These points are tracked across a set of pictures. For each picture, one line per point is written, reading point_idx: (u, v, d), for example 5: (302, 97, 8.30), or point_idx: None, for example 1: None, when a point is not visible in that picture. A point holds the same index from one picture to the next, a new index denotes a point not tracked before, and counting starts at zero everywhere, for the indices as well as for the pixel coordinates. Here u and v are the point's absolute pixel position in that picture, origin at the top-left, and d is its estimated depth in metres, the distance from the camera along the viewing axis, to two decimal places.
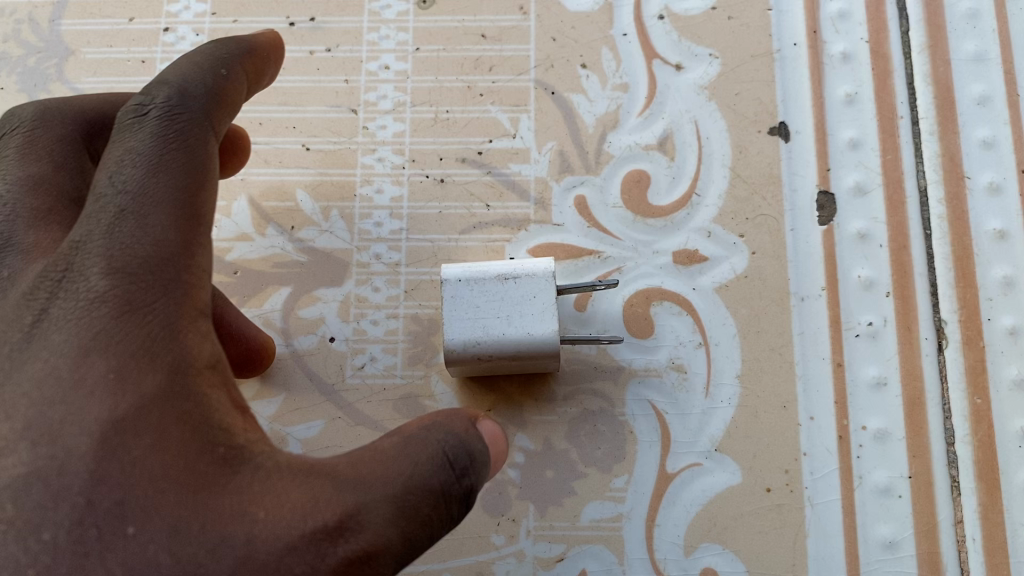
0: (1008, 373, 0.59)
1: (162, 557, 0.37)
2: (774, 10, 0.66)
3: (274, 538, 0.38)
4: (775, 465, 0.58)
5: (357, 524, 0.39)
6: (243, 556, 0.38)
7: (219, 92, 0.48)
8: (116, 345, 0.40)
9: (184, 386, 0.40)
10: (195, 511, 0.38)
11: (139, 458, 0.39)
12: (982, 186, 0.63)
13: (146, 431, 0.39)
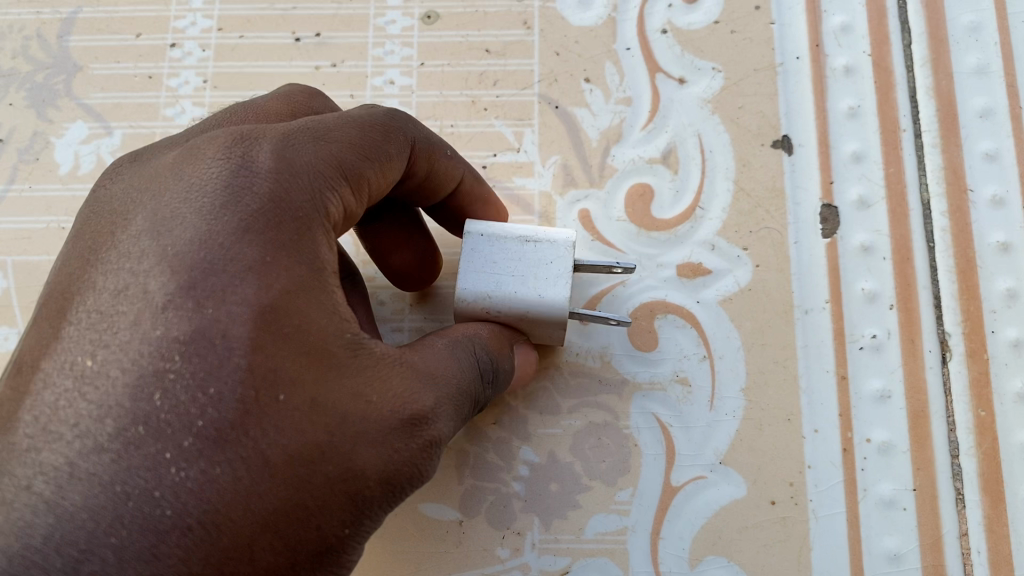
0: (1012, 385, 0.59)
1: (304, 424, 0.41)
2: (777, 24, 0.67)
3: (384, 418, 0.43)
4: (780, 478, 0.58)
5: (435, 416, 0.45)
6: (361, 430, 0.42)
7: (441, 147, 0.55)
8: (272, 232, 0.43)
9: (321, 282, 0.44)
10: (328, 387, 0.42)
11: (288, 352, 0.41)
12: (985, 199, 0.63)
13: (294, 315, 0.42)
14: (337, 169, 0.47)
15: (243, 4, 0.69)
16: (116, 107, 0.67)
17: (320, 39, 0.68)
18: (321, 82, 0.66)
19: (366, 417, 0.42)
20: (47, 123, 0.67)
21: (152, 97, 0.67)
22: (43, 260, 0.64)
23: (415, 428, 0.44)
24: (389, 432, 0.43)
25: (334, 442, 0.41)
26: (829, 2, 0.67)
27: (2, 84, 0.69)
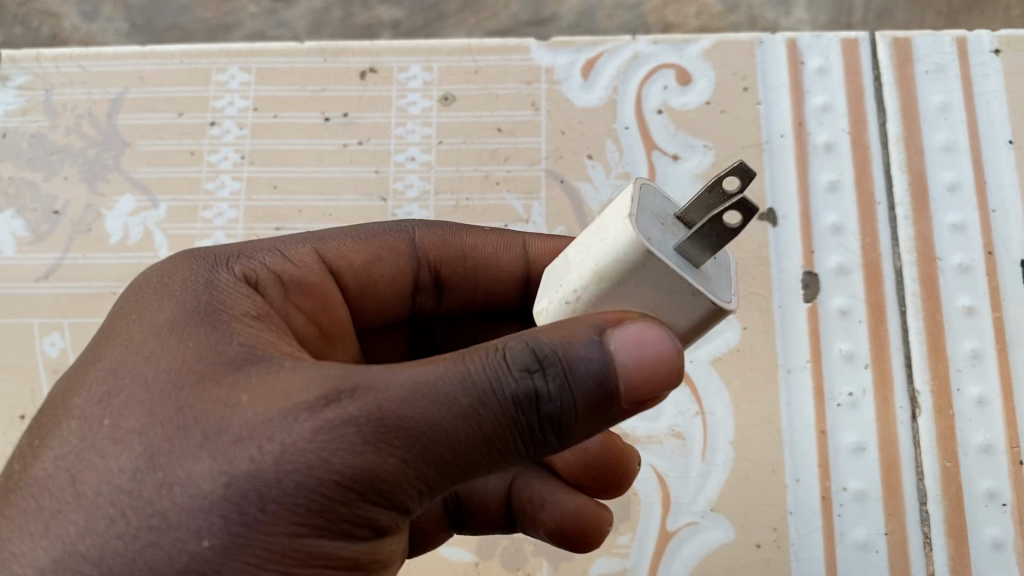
0: (975, 439, 0.65)
1: (167, 425, 0.37)
2: (763, 103, 0.73)
3: (275, 412, 0.36)
4: (764, 523, 0.64)
5: (363, 401, 0.36)
6: (243, 427, 0.36)
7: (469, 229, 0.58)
8: (179, 286, 0.44)
9: (216, 315, 0.42)
10: (205, 392, 0.38)
11: (172, 362, 0.39)
12: (953, 266, 0.69)
13: (182, 340, 0.40)
14: (275, 245, 0.50)
15: (277, 86, 0.76)
16: (162, 181, 0.74)
17: (348, 119, 0.74)
18: (348, 160, 0.73)
19: (229, 409, 0.37)
20: (99, 196, 0.74)
21: (195, 172, 0.74)
22: (96, 323, 0.70)
23: (292, 418, 0.36)
24: (291, 421, 0.36)
25: (190, 436, 0.37)
26: (811, 84, 0.74)
27: (58, 160, 0.75)
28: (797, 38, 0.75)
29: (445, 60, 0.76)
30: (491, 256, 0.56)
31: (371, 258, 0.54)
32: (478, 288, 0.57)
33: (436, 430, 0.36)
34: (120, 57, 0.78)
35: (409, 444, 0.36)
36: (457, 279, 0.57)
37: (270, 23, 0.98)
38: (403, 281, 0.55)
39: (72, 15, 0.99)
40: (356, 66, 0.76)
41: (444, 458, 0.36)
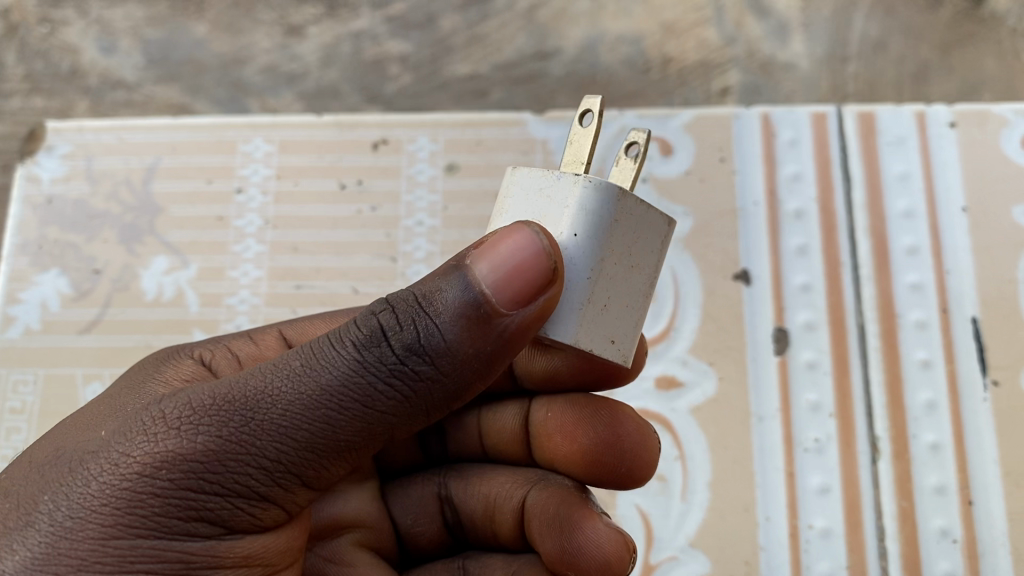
0: (930, 481, 0.72)
1: (64, 445, 0.44)
2: (739, 172, 0.81)
3: (142, 413, 0.42)
4: (737, 558, 0.70)
5: (210, 390, 0.42)
6: (115, 429, 0.42)
7: None
8: (131, 373, 0.52)
9: (144, 384, 0.50)
10: (103, 422, 0.45)
11: (95, 414, 0.47)
12: (911, 322, 0.76)
13: (111, 402, 0.48)
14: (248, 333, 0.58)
15: (297, 156, 0.84)
16: (192, 243, 0.81)
17: (362, 186, 0.82)
18: (361, 224, 0.81)
19: (94, 435, 0.43)
20: (135, 257, 0.81)
21: (222, 234, 0.82)
22: None
23: (134, 424, 0.42)
24: (148, 415, 0.42)
25: (76, 446, 0.43)
26: (783, 155, 0.82)
27: (98, 223, 0.83)
28: (770, 113, 0.84)
29: (450, 132, 0.84)
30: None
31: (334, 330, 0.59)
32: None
33: (256, 404, 0.41)
34: (155, 129, 0.86)
35: (230, 419, 0.41)
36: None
37: (284, 59, 1.15)
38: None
39: (93, 52, 1.16)
40: (369, 139, 0.84)
41: (279, 422, 0.40)
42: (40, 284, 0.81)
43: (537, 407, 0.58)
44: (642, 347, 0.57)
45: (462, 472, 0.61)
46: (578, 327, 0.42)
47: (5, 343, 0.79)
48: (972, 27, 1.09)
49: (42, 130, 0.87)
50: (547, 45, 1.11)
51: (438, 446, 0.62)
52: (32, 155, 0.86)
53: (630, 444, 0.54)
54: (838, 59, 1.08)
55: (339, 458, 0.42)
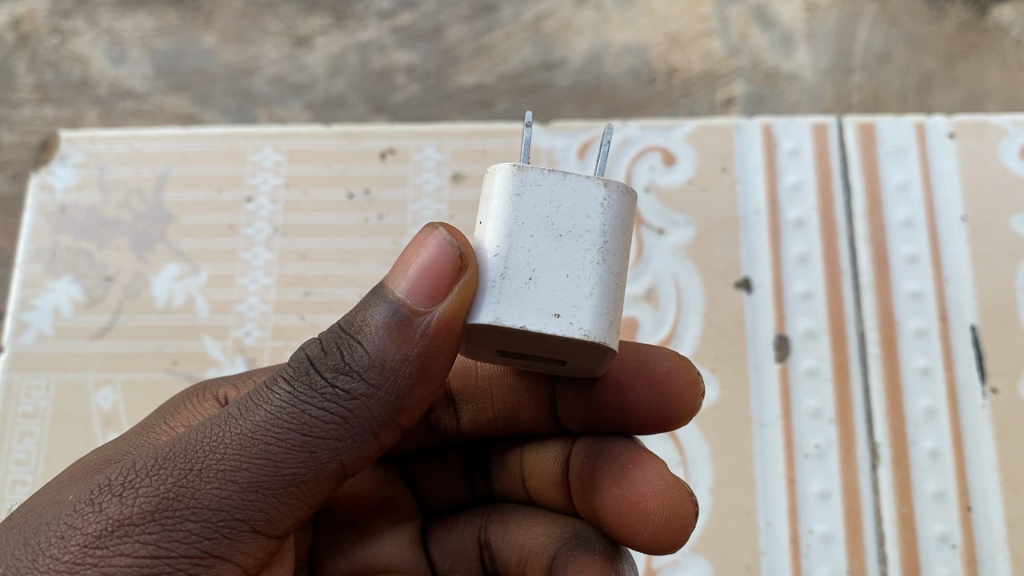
0: (929, 487, 0.73)
1: (25, 512, 0.44)
2: (741, 182, 0.83)
3: (96, 476, 0.43)
4: (738, 562, 0.71)
5: (160, 448, 0.42)
6: (72, 494, 0.43)
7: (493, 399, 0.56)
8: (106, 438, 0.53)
9: (112, 447, 0.50)
10: (64, 487, 0.45)
11: (59, 479, 0.47)
12: (911, 331, 0.77)
13: (78, 466, 0.48)
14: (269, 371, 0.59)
15: (306, 166, 0.85)
16: (203, 250, 0.83)
17: (370, 196, 0.83)
18: (369, 231, 0.82)
19: (51, 503, 0.43)
20: (146, 264, 0.83)
21: (232, 242, 0.83)
22: (143, 377, 0.78)
23: (81, 494, 0.42)
24: (102, 475, 0.43)
25: (37, 512, 0.43)
26: (785, 164, 0.84)
27: (109, 231, 0.84)
28: (772, 123, 0.85)
29: (457, 142, 0.85)
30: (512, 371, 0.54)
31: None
32: (497, 400, 0.55)
33: (197, 454, 0.41)
34: (166, 138, 0.87)
35: (172, 472, 0.41)
36: (470, 395, 0.56)
37: (291, 69, 1.16)
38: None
39: (102, 62, 1.18)
40: (377, 148, 0.85)
41: (226, 467, 0.41)
42: (53, 291, 0.82)
43: (577, 452, 0.53)
44: (697, 393, 0.52)
45: (503, 517, 0.57)
46: (497, 305, 0.40)
47: (18, 348, 0.81)
48: (975, 38, 1.10)
49: (56, 140, 0.89)
50: (552, 57, 1.13)
51: (483, 485, 0.59)
52: (45, 164, 0.88)
53: (656, 515, 0.47)
54: (842, 69, 1.09)
55: (285, 505, 0.42)
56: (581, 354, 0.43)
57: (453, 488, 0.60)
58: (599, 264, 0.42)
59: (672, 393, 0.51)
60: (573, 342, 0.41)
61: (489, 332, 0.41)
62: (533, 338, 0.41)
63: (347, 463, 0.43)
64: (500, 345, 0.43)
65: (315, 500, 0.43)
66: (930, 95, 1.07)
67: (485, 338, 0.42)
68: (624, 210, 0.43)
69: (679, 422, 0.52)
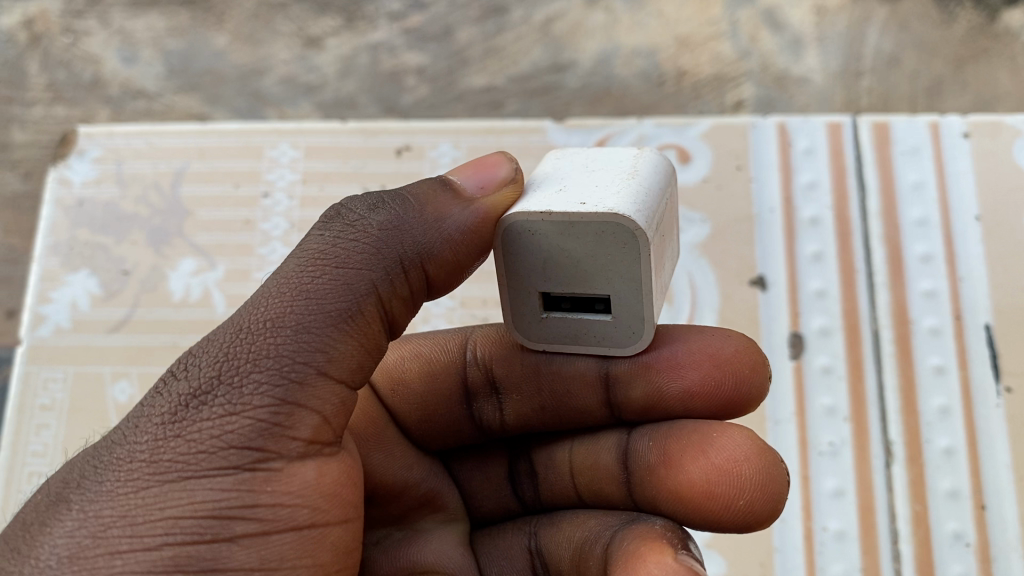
0: (943, 485, 0.73)
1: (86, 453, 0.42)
2: (755, 181, 0.83)
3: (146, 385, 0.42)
4: (751, 559, 0.71)
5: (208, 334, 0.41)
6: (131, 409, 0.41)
7: (539, 399, 0.53)
8: None
9: None
10: None
11: None
12: (925, 329, 0.78)
13: None
14: None
15: (322, 162, 0.86)
16: (219, 245, 0.83)
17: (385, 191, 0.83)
18: None
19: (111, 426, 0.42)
20: (163, 258, 0.83)
21: (248, 237, 0.84)
22: (159, 371, 0.78)
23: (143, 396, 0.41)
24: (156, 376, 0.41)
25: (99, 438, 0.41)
26: (799, 163, 0.84)
27: (127, 225, 0.85)
28: (787, 123, 0.86)
29: (472, 139, 0.86)
30: (562, 359, 0.52)
31: (407, 354, 0.56)
32: (544, 388, 0.53)
33: (240, 318, 0.41)
34: (184, 135, 0.88)
35: (225, 336, 0.40)
36: (514, 383, 0.53)
37: (302, 70, 1.17)
38: (447, 383, 0.55)
39: (114, 62, 1.19)
40: (393, 145, 0.86)
41: (278, 312, 0.40)
42: (70, 284, 0.83)
43: (639, 440, 0.50)
44: (765, 374, 0.50)
45: (554, 518, 0.52)
46: (531, 202, 0.46)
47: (35, 341, 0.81)
48: (985, 42, 1.10)
49: (73, 135, 0.90)
50: (562, 58, 1.13)
51: (530, 494, 0.55)
52: (63, 159, 0.88)
53: (752, 484, 0.45)
54: (852, 72, 1.09)
55: (344, 342, 0.41)
56: (618, 270, 0.46)
57: (499, 495, 0.56)
58: (629, 176, 0.47)
59: (742, 373, 0.49)
60: (601, 230, 0.45)
61: (525, 246, 0.46)
62: (564, 239, 0.46)
63: (385, 300, 0.42)
64: (546, 283, 0.48)
65: (370, 343, 0.42)
66: (941, 99, 1.07)
67: (524, 260, 0.47)
68: (664, 166, 0.49)
69: (747, 407, 0.50)
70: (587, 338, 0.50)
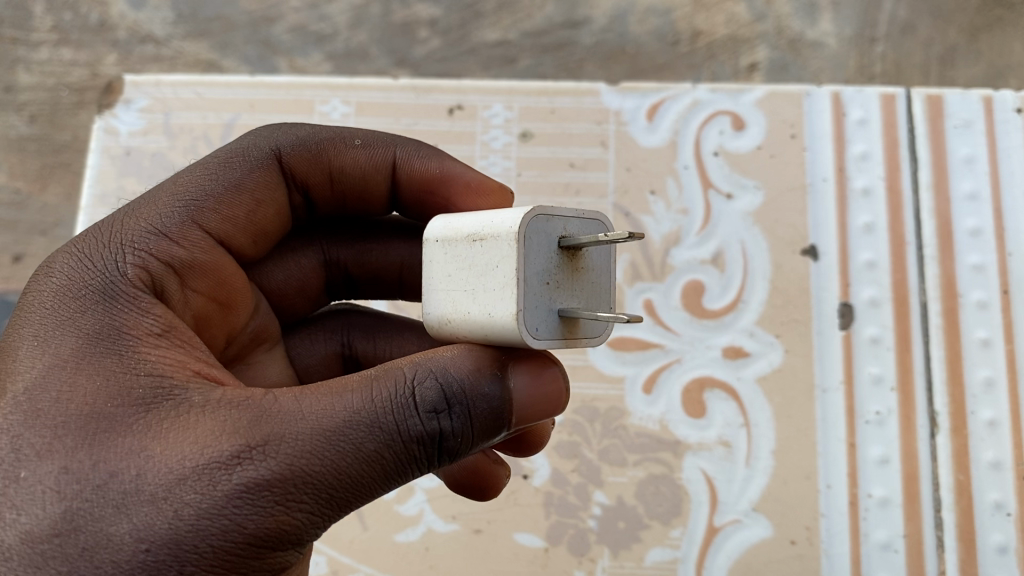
0: (986, 456, 0.74)
1: (111, 494, 0.37)
2: (809, 150, 0.83)
3: (201, 461, 0.37)
4: (798, 523, 0.72)
5: (288, 450, 0.38)
6: (179, 482, 0.37)
7: (344, 199, 0.58)
8: (57, 346, 0.41)
9: (105, 346, 0.41)
10: (130, 440, 0.38)
11: (77, 408, 0.39)
12: (972, 303, 0.78)
13: (80, 384, 0.40)
14: (152, 221, 0.47)
15: (372, 119, 0.86)
16: None
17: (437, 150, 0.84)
18: None
19: (155, 481, 0.37)
20: None
21: None
22: None
23: (214, 488, 0.37)
24: (222, 466, 0.37)
25: (140, 493, 0.37)
26: (852, 133, 0.84)
27: None
28: (841, 92, 0.86)
29: (524, 100, 0.86)
30: (353, 168, 0.57)
31: (252, 207, 0.52)
32: (352, 196, 0.58)
33: (339, 475, 0.38)
34: (232, 86, 0.87)
35: (315, 488, 0.38)
36: (331, 191, 0.57)
37: (313, 19, 1.16)
38: (285, 210, 0.55)
39: (121, 4, 1.17)
40: (445, 104, 0.86)
41: (363, 489, 0.39)
42: None
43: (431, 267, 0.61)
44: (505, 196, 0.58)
45: (367, 331, 0.63)
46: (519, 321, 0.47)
47: None
48: (1000, 12, 1.09)
49: (119, 83, 0.89)
50: (578, 14, 1.12)
51: (340, 283, 0.64)
52: (110, 108, 0.88)
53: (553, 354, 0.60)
54: (866, 39, 1.09)
55: None
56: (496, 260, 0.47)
57: (303, 285, 0.62)
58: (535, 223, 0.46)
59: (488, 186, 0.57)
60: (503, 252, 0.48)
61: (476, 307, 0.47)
62: None
63: None
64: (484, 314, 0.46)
65: None
66: (952, 68, 1.07)
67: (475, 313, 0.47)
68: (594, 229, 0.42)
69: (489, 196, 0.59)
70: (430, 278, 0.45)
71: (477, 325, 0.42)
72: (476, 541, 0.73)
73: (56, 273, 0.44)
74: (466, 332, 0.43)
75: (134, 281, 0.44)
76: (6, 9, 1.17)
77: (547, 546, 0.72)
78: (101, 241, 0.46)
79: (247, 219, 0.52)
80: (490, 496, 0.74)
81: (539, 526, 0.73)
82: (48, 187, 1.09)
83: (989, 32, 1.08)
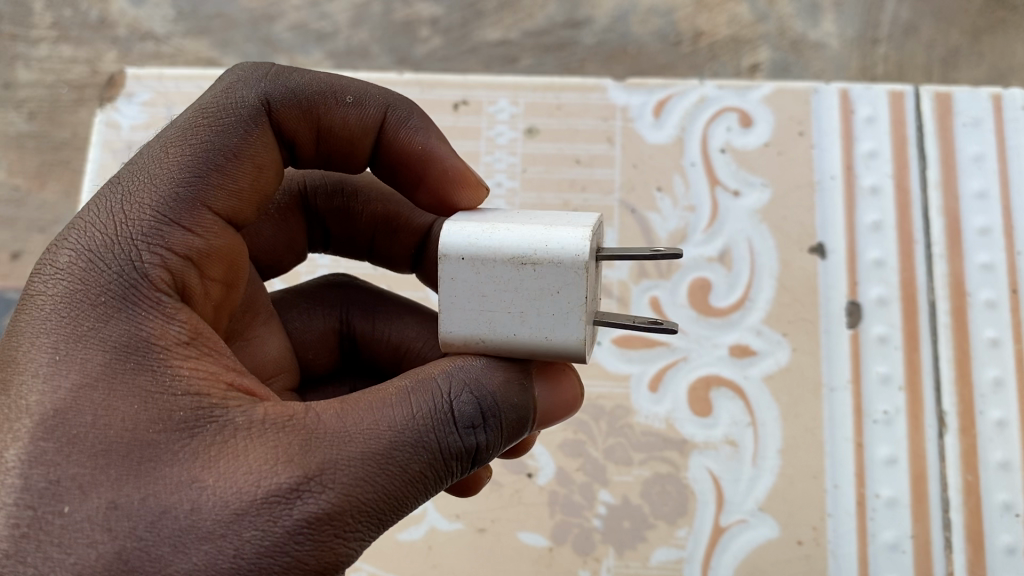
0: (995, 456, 0.73)
1: (174, 531, 0.37)
2: (817, 148, 0.83)
3: (257, 492, 0.38)
4: (805, 523, 0.72)
5: (340, 479, 0.39)
6: (238, 516, 0.38)
7: (328, 153, 0.55)
8: (92, 364, 0.40)
9: (140, 362, 0.41)
10: (183, 470, 0.38)
11: (126, 437, 0.39)
12: (981, 302, 0.78)
13: (123, 408, 0.39)
14: (161, 210, 0.45)
15: None
16: None
17: None
18: None
19: (216, 517, 0.37)
20: None
21: None
22: None
23: (274, 523, 0.38)
24: (279, 499, 0.38)
25: (202, 529, 0.37)
26: (861, 131, 0.83)
27: None
28: (849, 90, 0.85)
29: (530, 96, 0.85)
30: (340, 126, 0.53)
31: (252, 175, 0.48)
32: (336, 149, 0.55)
33: (386, 500, 0.40)
34: None
35: (365, 514, 0.40)
36: (315, 145, 0.54)
37: (313, 17, 1.15)
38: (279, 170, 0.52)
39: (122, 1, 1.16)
40: (450, 99, 0.85)
41: (403, 507, 0.41)
42: None
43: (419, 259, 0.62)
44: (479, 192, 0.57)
45: (366, 310, 0.62)
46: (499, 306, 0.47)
47: None
48: (1003, 13, 1.08)
49: (121, 78, 0.88)
50: (580, 13, 1.12)
51: (323, 238, 0.64)
52: (111, 102, 0.87)
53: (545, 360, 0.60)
54: (869, 39, 1.08)
55: None
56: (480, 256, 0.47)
57: (288, 244, 0.62)
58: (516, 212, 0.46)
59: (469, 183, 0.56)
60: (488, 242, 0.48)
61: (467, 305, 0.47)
62: None
63: None
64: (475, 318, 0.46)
65: None
66: (954, 70, 1.06)
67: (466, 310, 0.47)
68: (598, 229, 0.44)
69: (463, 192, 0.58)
70: (450, 292, 0.42)
71: (527, 347, 0.42)
72: (480, 540, 0.72)
73: (67, 274, 0.42)
74: (503, 352, 0.43)
75: (156, 282, 0.43)
76: (6, 5, 1.17)
77: (552, 546, 0.72)
78: (109, 234, 0.43)
79: (251, 187, 0.48)
80: (494, 494, 0.73)
81: (543, 525, 0.72)
82: (47, 184, 1.08)
83: (991, 34, 1.07)
